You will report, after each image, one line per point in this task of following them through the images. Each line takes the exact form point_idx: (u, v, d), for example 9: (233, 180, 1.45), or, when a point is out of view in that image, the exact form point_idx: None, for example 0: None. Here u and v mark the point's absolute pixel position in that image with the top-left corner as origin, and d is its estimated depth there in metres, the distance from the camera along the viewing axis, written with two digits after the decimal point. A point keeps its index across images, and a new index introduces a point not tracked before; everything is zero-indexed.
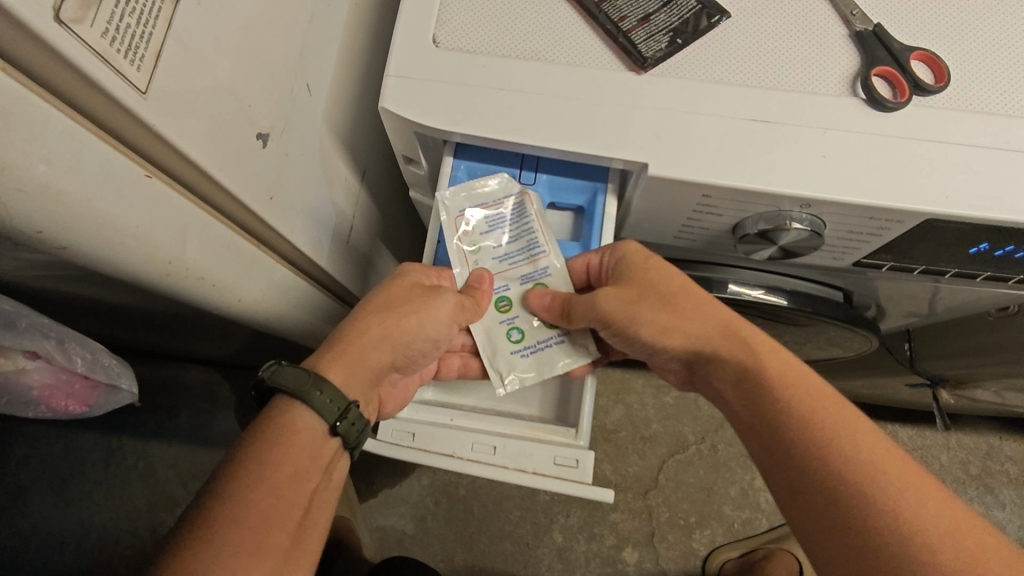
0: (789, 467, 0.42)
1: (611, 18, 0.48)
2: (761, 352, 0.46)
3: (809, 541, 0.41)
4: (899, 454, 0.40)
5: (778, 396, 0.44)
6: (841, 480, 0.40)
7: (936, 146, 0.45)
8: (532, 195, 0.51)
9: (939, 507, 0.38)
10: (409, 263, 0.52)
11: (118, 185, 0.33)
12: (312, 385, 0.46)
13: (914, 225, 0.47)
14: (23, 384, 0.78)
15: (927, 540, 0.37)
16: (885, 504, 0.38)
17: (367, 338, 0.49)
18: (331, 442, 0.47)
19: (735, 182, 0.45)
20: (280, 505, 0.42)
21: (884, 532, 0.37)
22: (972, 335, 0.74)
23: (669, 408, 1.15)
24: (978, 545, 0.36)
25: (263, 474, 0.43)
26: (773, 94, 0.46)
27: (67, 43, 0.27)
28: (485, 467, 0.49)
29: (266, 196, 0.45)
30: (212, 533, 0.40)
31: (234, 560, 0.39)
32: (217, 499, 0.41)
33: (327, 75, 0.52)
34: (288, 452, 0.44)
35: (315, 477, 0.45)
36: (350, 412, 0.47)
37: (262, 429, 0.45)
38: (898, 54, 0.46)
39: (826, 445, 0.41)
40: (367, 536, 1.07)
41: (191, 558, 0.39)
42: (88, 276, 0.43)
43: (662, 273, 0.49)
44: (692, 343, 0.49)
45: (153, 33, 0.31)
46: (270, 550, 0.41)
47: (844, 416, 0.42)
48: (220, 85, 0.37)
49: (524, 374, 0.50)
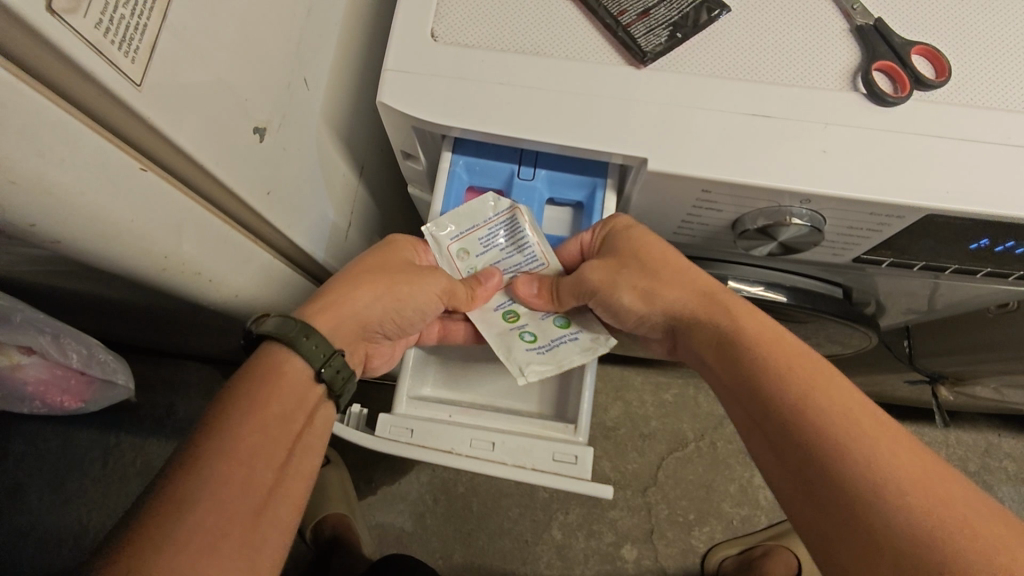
0: (766, 424, 0.42)
1: (611, 13, 0.47)
2: (738, 316, 0.45)
3: (786, 494, 0.40)
4: (873, 409, 0.39)
5: (751, 357, 0.43)
6: (813, 434, 0.39)
7: (937, 140, 0.45)
8: (524, 212, 0.50)
9: (911, 458, 0.37)
10: (398, 236, 0.53)
11: (113, 175, 0.32)
12: (299, 331, 0.46)
13: (914, 221, 0.47)
14: (18, 381, 0.78)
15: (898, 489, 0.36)
16: (855, 455, 0.37)
17: (358, 293, 0.49)
18: (318, 387, 0.47)
19: (734, 177, 0.45)
20: (266, 443, 0.43)
21: (857, 484, 0.36)
22: (971, 331, 0.75)
23: (667, 406, 1.15)
24: (954, 496, 0.35)
25: (252, 412, 0.43)
26: (773, 89, 0.46)
27: (59, 32, 0.26)
28: (484, 463, 0.47)
29: (262, 190, 0.44)
30: (198, 467, 0.40)
31: (223, 492, 0.40)
32: (207, 434, 0.42)
33: (325, 69, 0.51)
34: (275, 392, 0.44)
35: (301, 418, 0.45)
36: (335, 359, 0.47)
37: (252, 369, 0.45)
38: (900, 49, 0.46)
39: (799, 401, 0.40)
40: (366, 533, 1.07)
41: (181, 488, 0.39)
42: (81, 270, 0.43)
43: (648, 241, 0.48)
44: (672, 313, 0.49)
45: (147, 24, 0.31)
46: (257, 485, 0.41)
47: (818, 372, 0.41)
48: (216, 78, 0.36)
49: (543, 368, 0.49)
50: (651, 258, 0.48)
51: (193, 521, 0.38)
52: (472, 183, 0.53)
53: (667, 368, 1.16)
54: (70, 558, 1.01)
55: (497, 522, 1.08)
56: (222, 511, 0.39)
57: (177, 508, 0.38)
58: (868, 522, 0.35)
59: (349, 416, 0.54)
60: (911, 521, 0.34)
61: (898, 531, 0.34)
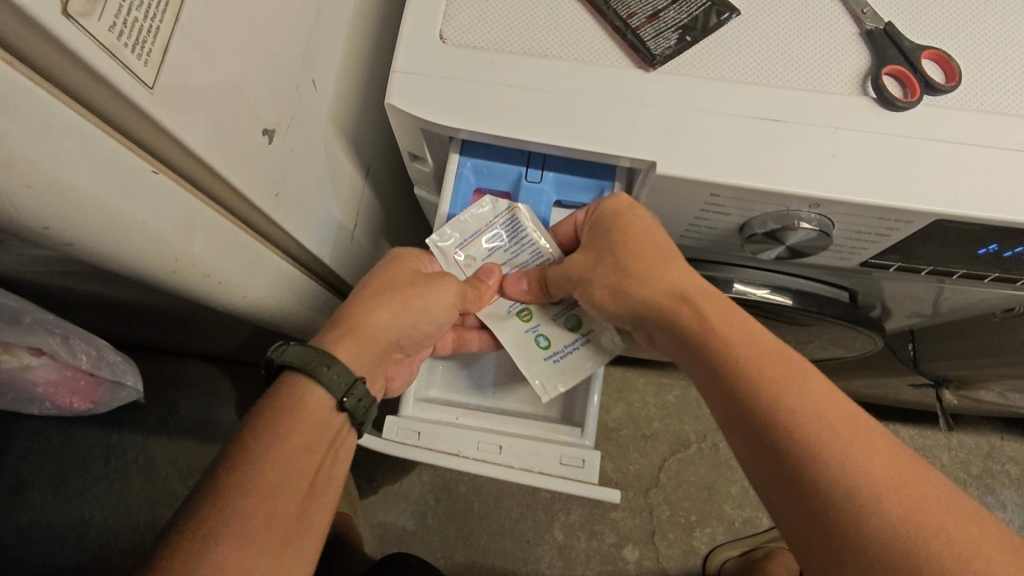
0: (742, 431, 0.40)
1: (620, 15, 0.47)
2: (706, 313, 0.43)
3: (768, 500, 0.40)
4: (846, 407, 0.38)
5: (724, 357, 0.41)
6: (790, 443, 0.37)
7: (946, 145, 0.45)
8: (523, 208, 0.50)
9: (884, 458, 0.36)
10: (405, 249, 0.53)
11: (124, 180, 0.32)
12: (321, 360, 0.46)
13: (922, 225, 0.47)
14: (27, 380, 0.78)
15: (875, 494, 0.35)
16: (830, 460, 0.36)
17: (376, 318, 0.49)
18: (340, 417, 0.47)
19: (742, 181, 0.45)
20: (290, 477, 0.43)
21: (835, 489, 0.36)
22: (975, 334, 0.74)
23: (669, 407, 1.15)
24: (928, 495, 0.35)
25: (275, 445, 0.43)
26: (782, 93, 0.46)
27: (73, 35, 0.26)
28: (492, 467, 0.47)
29: (271, 192, 0.45)
30: (225, 503, 0.40)
31: (250, 530, 0.40)
32: (231, 468, 0.42)
33: (333, 71, 0.51)
34: (297, 425, 0.44)
35: (324, 449, 0.45)
36: (357, 388, 0.47)
37: (273, 401, 0.45)
38: (910, 53, 0.46)
39: (774, 406, 0.38)
40: (367, 530, 1.07)
41: (208, 527, 0.39)
42: (90, 271, 0.43)
43: (625, 233, 0.46)
44: (639, 309, 0.46)
45: (159, 27, 0.31)
46: (282, 519, 0.42)
47: (791, 372, 0.40)
48: (226, 80, 0.36)
49: (560, 380, 0.50)
50: (623, 254, 0.46)
51: (219, 560, 0.38)
52: (479, 185, 0.53)
53: (669, 369, 1.16)
54: (73, 555, 1.01)
55: (498, 522, 1.08)
56: (250, 548, 0.39)
57: (204, 543, 0.39)
58: (845, 528, 0.35)
59: None
60: (887, 526, 0.34)
61: (875, 536, 0.34)
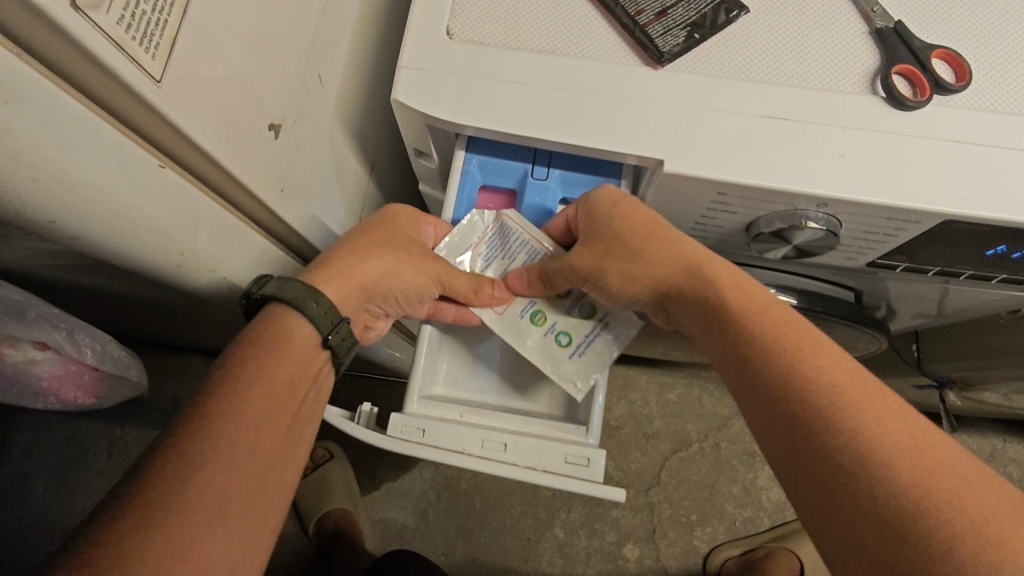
0: (756, 397, 0.40)
1: (628, 12, 0.47)
2: (722, 285, 0.43)
3: (777, 464, 0.39)
4: (862, 377, 0.37)
5: (738, 326, 0.41)
6: (804, 402, 0.37)
7: (954, 145, 0.44)
8: (510, 214, 0.51)
9: (900, 426, 0.34)
10: (399, 204, 0.53)
11: (131, 173, 0.32)
12: (308, 296, 0.45)
13: (931, 225, 0.46)
14: (32, 376, 0.78)
15: (887, 458, 0.33)
16: (843, 424, 0.35)
17: (366, 263, 0.48)
18: (321, 354, 0.46)
19: (750, 181, 0.45)
20: (274, 409, 0.42)
21: (845, 453, 0.34)
22: (980, 336, 0.74)
23: (671, 406, 1.15)
24: (947, 465, 0.33)
25: (258, 380, 0.42)
26: (790, 90, 0.46)
27: (82, 28, 0.26)
28: (496, 466, 0.46)
29: (276, 188, 0.44)
30: (208, 430, 0.39)
31: (232, 458, 0.39)
32: (210, 399, 0.41)
33: (339, 66, 0.51)
34: (283, 360, 0.43)
35: (307, 384, 0.45)
36: (342, 327, 0.47)
37: (257, 332, 0.44)
38: (920, 52, 0.45)
39: (790, 368, 0.38)
40: (368, 528, 1.07)
41: (190, 449, 0.38)
42: (94, 265, 0.43)
43: (632, 215, 0.46)
44: (659, 286, 0.46)
45: (167, 20, 0.30)
46: (264, 452, 0.41)
47: (806, 340, 0.39)
48: (233, 73, 0.36)
49: (592, 372, 0.50)
50: (634, 240, 0.46)
51: (199, 483, 0.38)
52: (485, 182, 0.53)
53: (671, 368, 1.16)
54: None
55: (499, 520, 1.08)
56: (232, 475, 0.39)
57: (187, 467, 0.38)
58: (856, 492, 0.33)
59: (361, 414, 0.52)
60: (900, 489, 0.32)
61: (886, 501, 0.32)
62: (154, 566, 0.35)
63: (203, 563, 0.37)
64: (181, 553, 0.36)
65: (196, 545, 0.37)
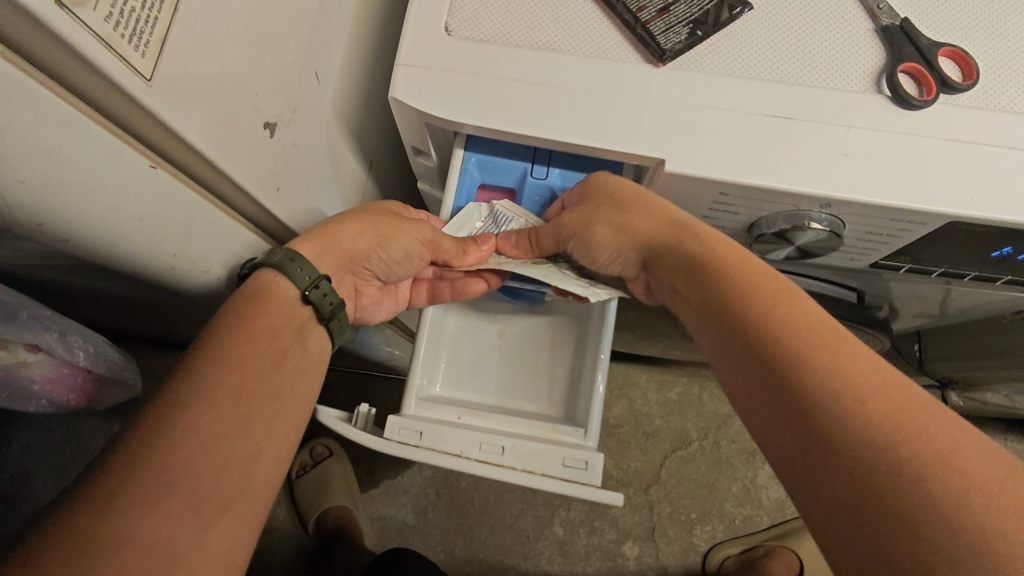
0: (735, 348, 0.39)
1: (630, 8, 0.46)
2: (703, 241, 0.43)
3: (754, 421, 0.38)
4: (833, 324, 0.37)
5: (719, 277, 0.41)
6: (777, 348, 0.36)
7: (961, 145, 0.44)
8: (504, 203, 0.52)
9: (869, 365, 0.34)
10: (391, 200, 0.55)
11: (122, 170, 0.32)
12: (286, 255, 0.45)
13: (936, 227, 0.46)
14: (24, 379, 0.74)
15: (857, 395, 0.32)
16: (818, 363, 0.34)
17: (344, 226, 0.49)
18: (303, 309, 0.46)
19: (753, 181, 0.44)
20: (253, 359, 0.42)
21: (820, 393, 0.33)
22: (984, 336, 0.74)
23: (672, 404, 1.14)
24: (912, 401, 0.32)
25: (239, 337, 0.43)
26: (794, 89, 0.45)
27: (68, 27, 0.25)
28: (496, 467, 0.46)
29: (271, 185, 0.44)
30: (192, 379, 0.40)
31: (212, 406, 0.40)
32: (197, 351, 0.42)
33: (336, 61, 0.50)
34: (263, 309, 0.44)
35: (287, 337, 0.45)
36: (323, 282, 0.46)
37: (238, 292, 0.44)
38: (927, 50, 0.45)
39: (767, 316, 0.38)
40: (367, 526, 1.07)
41: (176, 394, 0.39)
42: (84, 266, 0.42)
43: (623, 183, 0.46)
44: (646, 244, 0.46)
45: (157, 18, 0.29)
46: (248, 398, 0.41)
47: (780, 292, 0.39)
48: (227, 71, 0.35)
49: (600, 291, 0.50)
50: (621, 195, 0.46)
51: (179, 425, 0.38)
52: (484, 181, 0.53)
53: (671, 367, 1.15)
54: None
55: (498, 517, 1.08)
56: (211, 420, 0.39)
57: (170, 409, 0.39)
58: (829, 437, 0.32)
59: (357, 416, 0.51)
60: (869, 426, 0.31)
61: (856, 440, 0.31)
62: (143, 497, 0.35)
63: (190, 507, 0.37)
64: (165, 493, 0.36)
65: (181, 488, 0.37)
